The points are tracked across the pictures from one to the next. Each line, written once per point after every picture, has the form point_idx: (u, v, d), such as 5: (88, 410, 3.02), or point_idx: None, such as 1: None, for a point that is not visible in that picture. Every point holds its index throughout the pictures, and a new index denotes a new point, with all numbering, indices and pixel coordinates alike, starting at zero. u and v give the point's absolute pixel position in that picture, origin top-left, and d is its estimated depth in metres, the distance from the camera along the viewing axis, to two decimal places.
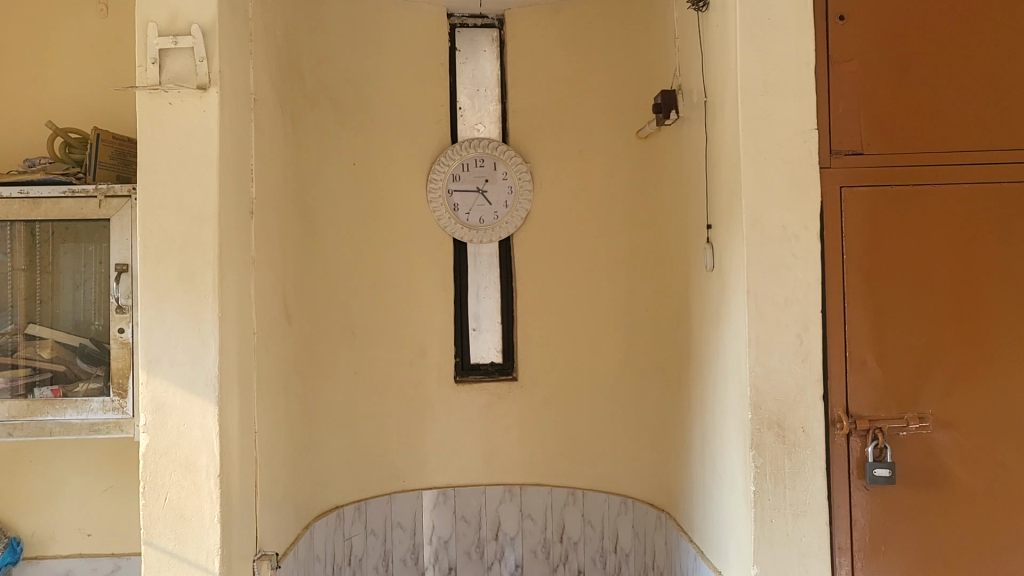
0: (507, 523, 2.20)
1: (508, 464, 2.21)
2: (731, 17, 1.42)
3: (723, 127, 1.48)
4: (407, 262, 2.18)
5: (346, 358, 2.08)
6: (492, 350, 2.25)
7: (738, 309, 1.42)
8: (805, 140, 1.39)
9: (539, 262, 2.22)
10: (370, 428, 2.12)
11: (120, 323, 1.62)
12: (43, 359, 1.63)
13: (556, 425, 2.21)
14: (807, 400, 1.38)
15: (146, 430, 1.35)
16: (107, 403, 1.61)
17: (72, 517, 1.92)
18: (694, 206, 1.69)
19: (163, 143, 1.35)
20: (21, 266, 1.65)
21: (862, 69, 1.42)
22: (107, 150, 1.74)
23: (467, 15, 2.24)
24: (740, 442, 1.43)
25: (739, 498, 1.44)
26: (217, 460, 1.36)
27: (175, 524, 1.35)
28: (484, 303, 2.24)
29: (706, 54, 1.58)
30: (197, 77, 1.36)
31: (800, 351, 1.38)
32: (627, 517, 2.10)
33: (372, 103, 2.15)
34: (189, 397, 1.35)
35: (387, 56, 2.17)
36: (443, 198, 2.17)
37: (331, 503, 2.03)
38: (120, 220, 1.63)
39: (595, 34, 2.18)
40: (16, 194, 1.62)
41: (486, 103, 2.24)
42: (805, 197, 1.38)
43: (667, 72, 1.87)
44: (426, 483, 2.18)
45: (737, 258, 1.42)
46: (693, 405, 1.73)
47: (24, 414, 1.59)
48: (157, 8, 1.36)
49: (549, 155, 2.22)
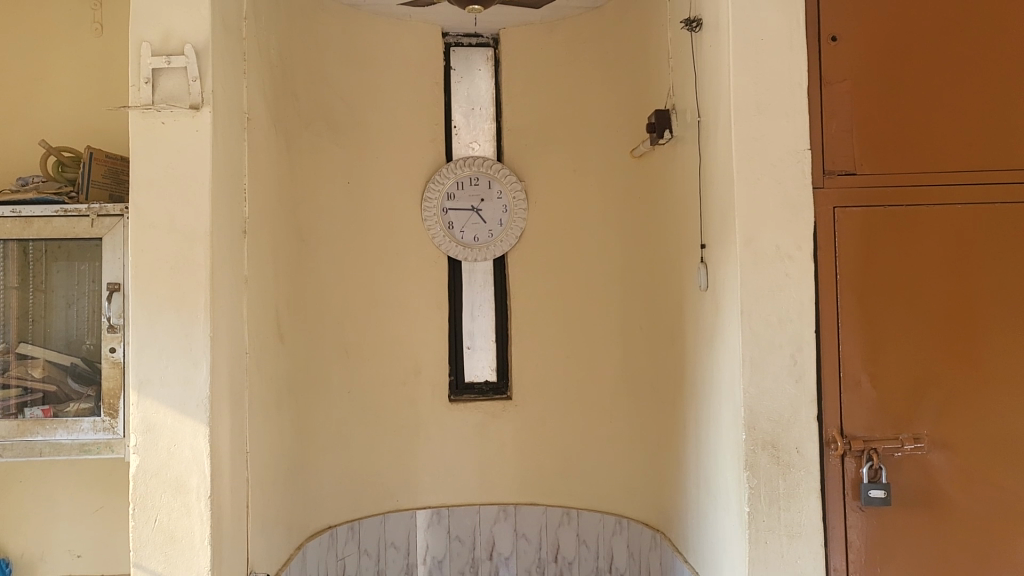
0: (501, 542, 2.19)
1: (502, 483, 2.20)
2: (723, 38, 1.42)
3: (716, 147, 1.48)
4: (402, 281, 2.17)
5: (339, 377, 2.07)
6: (487, 369, 2.25)
7: (731, 328, 1.42)
8: (798, 160, 1.39)
9: (533, 281, 2.21)
10: (363, 448, 2.11)
11: (111, 343, 1.59)
12: (34, 379, 1.63)
13: (550, 444, 2.20)
14: (801, 420, 1.37)
15: (137, 451, 1.34)
16: (97, 424, 1.57)
17: (62, 538, 1.90)
18: (687, 225, 1.70)
19: (155, 162, 1.35)
20: (13, 284, 1.65)
21: (855, 89, 1.43)
22: (100, 168, 1.72)
23: (462, 34, 2.25)
24: (735, 463, 1.42)
25: (733, 519, 1.44)
26: (207, 481, 1.35)
27: (165, 546, 1.34)
28: (478, 321, 2.25)
29: (700, 75, 1.58)
30: (190, 97, 1.36)
31: (794, 372, 1.37)
32: (621, 537, 2.09)
33: (366, 122, 2.16)
34: (181, 417, 1.34)
35: (382, 75, 2.17)
36: (438, 216, 2.17)
37: (324, 523, 2.01)
38: (112, 239, 1.62)
39: (589, 54, 2.19)
40: (9, 213, 1.61)
41: (481, 122, 2.26)
42: (799, 216, 1.38)
43: (660, 91, 1.88)
44: (420, 502, 2.17)
45: (731, 278, 1.41)
46: (687, 423, 1.73)
47: (13, 435, 1.58)
48: (149, 27, 1.36)
49: (543, 174, 2.22)
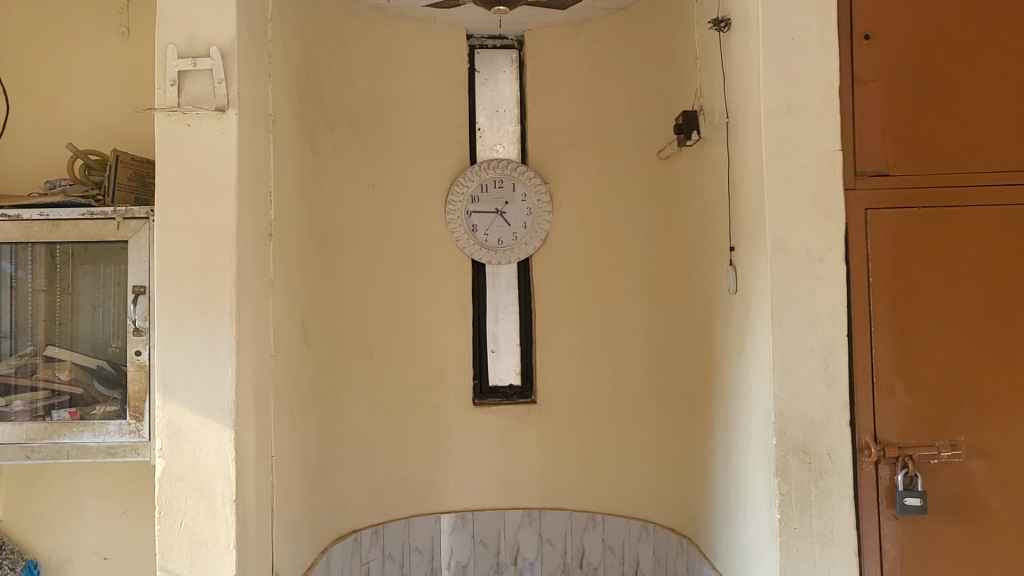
0: (526, 547, 2.17)
1: (527, 488, 2.18)
2: (753, 37, 1.40)
3: (746, 149, 1.46)
4: (426, 284, 2.17)
5: (363, 380, 2.06)
6: (511, 373, 2.23)
7: (761, 332, 1.39)
8: (829, 161, 1.36)
9: (558, 284, 2.20)
10: (388, 451, 2.10)
11: (137, 346, 1.60)
12: (62, 381, 1.63)
13: (576, 449, 2.18)
14: (833, 426, 1.35)
15: (162, 455, 1.34)
16: (123, 427, 1.58)
17: (88, 540, 1.90)
18: (716, 227, 1.67)
19: (181, 165, 1.35)
20: (41, 286, 1.66)
21: (888, 88, 1.40)
22: (126, 171, 1.72)
23: (486, 36, 2.24)
24: (765, 468, 1.40)
25: (763, 526, 1.41)
26: (232, 485, 1.34)
27: (191, 550, 1.34)
28: (503, 325, 2.24)
29: (729, 75, 1.56)
30: (216, 99, 1.35)
31: (825, 376, 1.35)
32: (648, 543, 2.07)
33: (390, 124, 2.15)
34: (206, 421, 1.33)
35: (406, 78, 2.17)
36: (462, 219, 2.16)
37: (349, 526, 2.01)
38: (138, 241, 1.61)
39: (615, 55, 2.18)
40: (37, 216, 1.61)
41: (505, 124, 2.25)
42: (830, 218, 1.36)
43: (687, 92, 1.86)
44: (444, 506, 2.16)
45: (760, 282, 1.39)
46: (715, 427, 1.71)
47: (41, 437, 1.58)
48: (174, 29, 1.36)
49: (568, 177, 2.21)
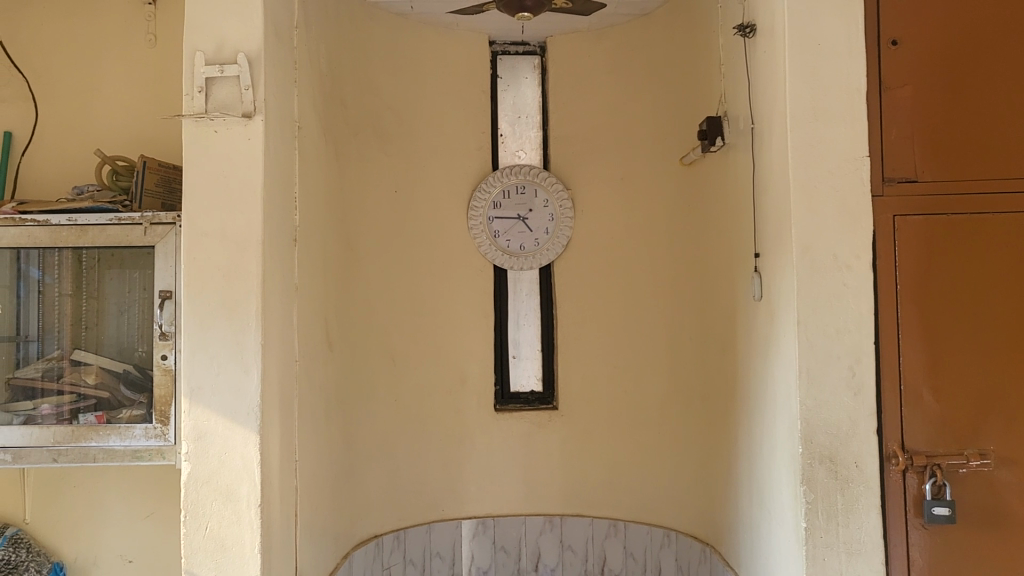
0: (547, 554, 2.16)
1: (549, 494, 2.18)
2: (778, 43, 1.39)
3: (771, 155, 1.45)
4: (448, 290, 2.17)
5: (385, 386, 2.07)
6: (532, 379, 2.23)
7: (786, 339, 1.39)
8: (856, 167, 1.36)
9: (581, 290, 2.20)
10: (410, 456, 2.11)
11: (163, 350, 1.61)
12: (88, 385, 1.65)
13: (598, 455, 2.17)
14: (860, 434, 1.33)
15: (188, 458, 1.35)
16: (149, 431, 1.60)
17: (114, 543, 1.91)
18: (741, 232, 1.66)
19: (208, 170, 1.36)
20: (67, 291, 1.68)
21: (916, 93, 1.39)
22: (153, 177, 1.73)
23: (509, 42, 2.25)
24: (790, 476, 1.39)
25: (788, 533, 1.40)
26: (257, 489, 1.35)
27: (216, 553, 1.35)
28: (524, 330, 2.24)
29: (754, 81, 1.55)
30: (243, 105, 1.37)
31: (852, 384, 1.33)
32: (670, 550, 2.06)
33: (414, 131, 2.16)
34: (231, 424, 1.34)
35: (428, 84, 2.17)
36: (484, 224, 2.16)
37: (370, 531, 2.01)
38: (165, 247, 1.62)
39: (637, 61, 2.18)
40: (65, 221, 1.63)
41: (527, 130, 2.25)
42: (856, 224, 1.35)
43: (712, 98, 1.85)
44: (465, 512, 2.16)
45: (786, 289, 1.38)
46: (740, 434, 1.70)
47: (68, 440, 1.59)
48: (203, 38, 1.37)
49: (590, 183, 2.20)
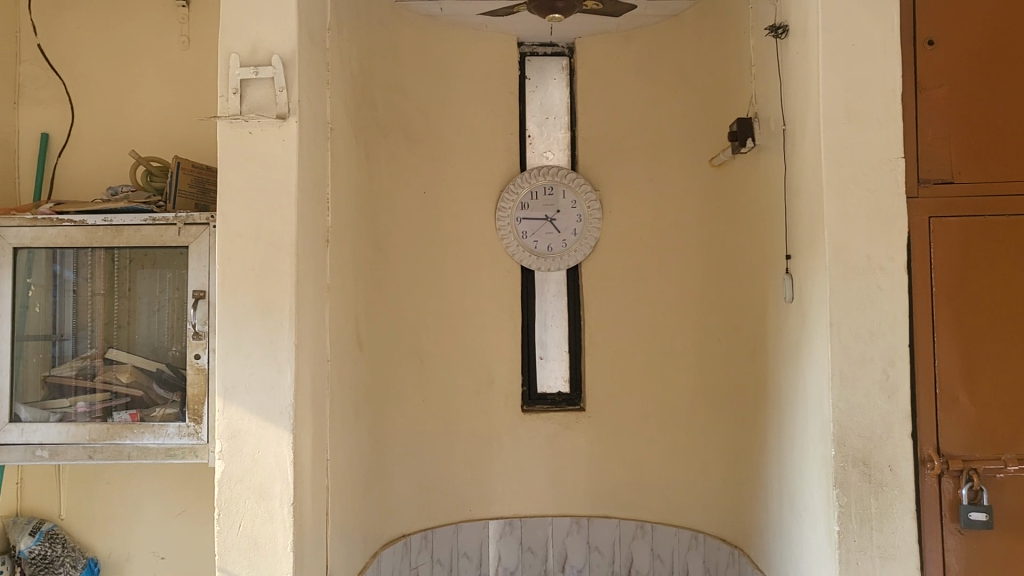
0: (574, 555, 2.16)
1: (576, 496, 2.17)
2: (812, 44, 1.39)
3: (804, 156, 1.44)
4: (476, 290, 2.17)
5: (413, 386, 2.08)
6: (559, 380, 2.24)
7: (819, 341, 1.38)
8: (892, 168, 1.34)
9: (609, 291, 2.19)
10: (438, 456, 2.11)
11: (196, 349, 1.63)
12: (121, 384, 1.66)
13: (625, 457, 2.17)
14: (894, 437, 1.32)
15: (222, 457, 1.36)
16: (182, 429, 1.62)
17: (146, 540, 1.93)
18: (772, 234, 1.66)
19: (242, 171, 1.37)
20: (100, 290, 1.70)
21: (953, 94, 1.38)
22: (187, 177, 1.74)
23: (537, 43, 2.25)
24: (823, 479, 1.38)
25: (821, 537, 1.39)
26: (290, 487, 1.36)
27: (249, 551, 1.36)
28: (551, 331, 2.24)
29: (786, 83, 1.54)
30: (277, 107, 1.37)
31: (886, 386, 1.32)
32: (698, 553, 2.05)
33: (442, 132, 2.16)
34: (265, 423, 1.35)
35: (457, 85, 2.18)
36: (512, 226, 2.16)
37: (399, 531, 2.02)
38: (198, 247, 1.64)
39: (666, 62, 2.17)
40: (101, 222, 1.64)
41: (555, 131, 2.26)
42: (891, 226, 1.34)
43: (743, 99, 1.84)
44: (493, 513, 2.16)
45: (819, 292, 1.37)
46: (770, 436, 1.69)
47: (103, 438, 1.62)
48: (238, 40, 1.38)
49: (618, 184, 2.20)
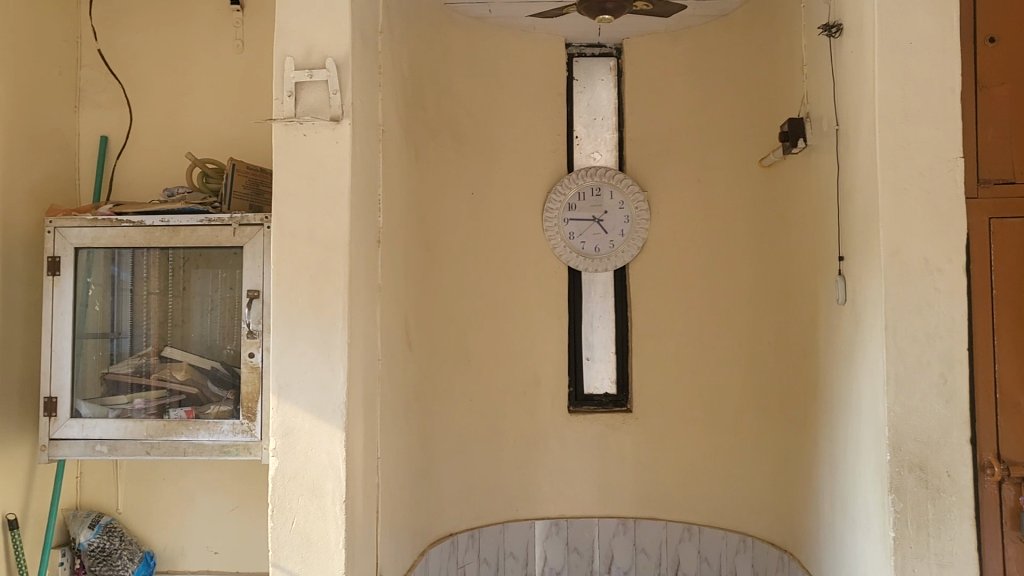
0: (620, 556, 2.14)
1: (622, 497, 2.17)
2: (868, 43, 1.37)
3: (858, 157, 1.42)
4: (523, 290, 2.18)
5: (461, 385, 2.09)
6: (606, 381, 2.23)
7: (874, 345, 1.36)
8: (950, 169, 1.32)
9: (657, 293, 2.18)
10: (484, 456, 2.12)
11: (251, 348, 1.66)
12: (176, 381, 1.71)
13: (672, 459, 2.15)
14: (952, 442, 1.30)
15: (276, 454, 1.39)
16: (237, 426, 1.65)
17: (200, 535, 1.97)
18: (825, 236, 1.63)
19: (296, 172, 1.39)
20: (155, 290, 1.73)
21: (1014, 93, 1.35)
22: (243, 179, 1.77)
23: (585, 44, 2.24)
24: (877, 484, 1.36)
25: (875, 542, 1.37)
26: (342, 485, 1.37)
27: (302, 547, 1.38)
28: (598, 332, 2.24)
29: (840, 82, 1.52)
30: (331, 109, 1.39)
31: (943, 391, 1.30)
32: (746, 556, 2.03)
33: (490, 133, 2.18)
34: (318, 422, 1.37)
35: (505, 86, 2.19)
36: (559, 227, 2.17)
37: (446, 529, 2.03)
38: (253, 247, 1.67)
39: (716, 61, 2.15)
40: (158, 223, 1.68)
41: (602, 132, 2.25)
42: (949, 228, 1.32)
43: (794, 99, 1.82)
44: (539, 513, 2.16)
45: (874, 295, 1.35)
46: (823, 439, 1.67)
47: (160, 434, 1.66)
48: (293, 43, 1.41)
49: (666, 184, 2.19)
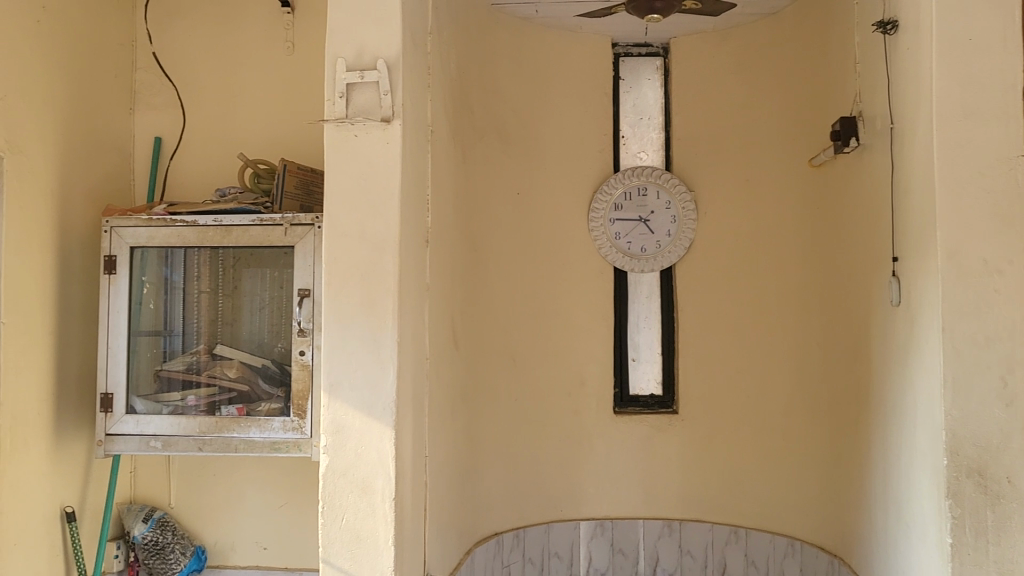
0: (666, 558, 2.13)
1: (668, 499, 2.15)
2: (925, 40, 1.35)
3: (914, 155, 1.40)
4: (569, 291, 2.18)
5: (506, 385, 2.10)
6: (651, 382, 2.21)
7: (929, 347, 1.34)
8: (1010, 168, 1.29)
9: (704, 294, 2.16)
10: (530, 456, 2.13)
11: (302, 346, 1.68)
12: (228, 378, 1.73)
13: (719, 461, 2.13)
14: (1012, 447, 1.27)
15: (327, 451, 1.40)
16: (287, 424, 1.67)
17: (250, 530, 1.99)
18: (878, 236, 1.61)
19: (348, 173, 1.41)
20: (206, 288, 1.76)
21: None
22: (294, 179, 1.79)
23: (631, 44, 2.23)
24: (933, 488, 1.34)
25: (930, 548, 1.35)
26: (391, 483, 1.38)
27: (351, 544, 1.39)
28: (644, 333, 2.22)
29: (895, 79, 1.50)
30: (382, 110, 1.40)
31: (1004, 394, 1.27)
32: (794, 561, 2.00)
33: (537, 133, 2.18)
34: (368, 420, 1.38)
35: (552, 86, 2.19)
36: (604, 227, 2.16)
37: (491, 529, 2.04)
38: (304, 246, 1.69)
39: (766, 60, 2.13)
40: (211, 222, 1.71)
41: (649, 131, 2.24)
42: (1009, 228, 1.29)
43: (846, 97, 1.80)
44: (584, 513, 2.15)
45: (930, 296, 1.33)
46: (875, 443, 1.64)
47: (212, 431, 1.68)
48: (345, 45, 1.42)
49: (714, 184, 2.17)
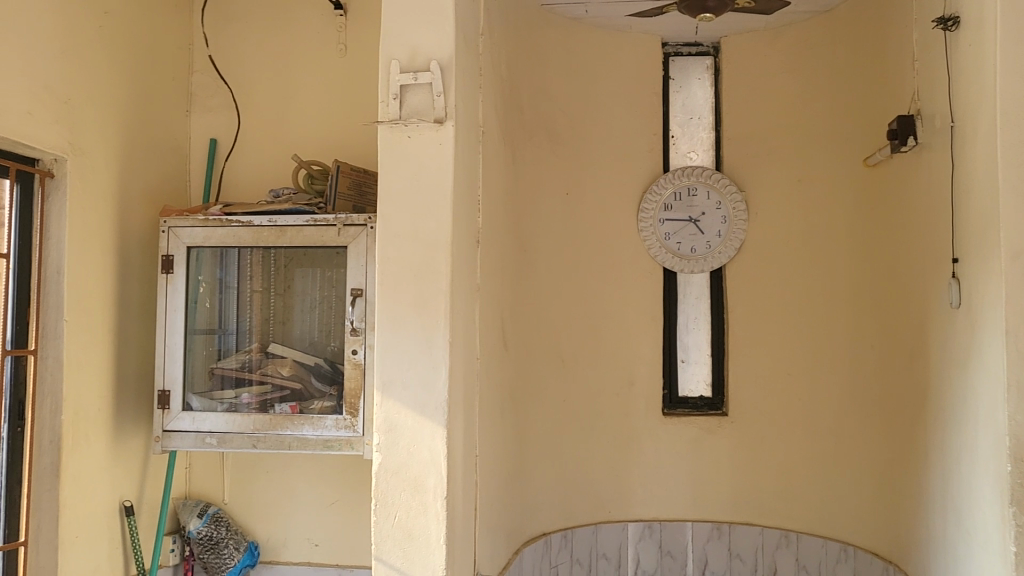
0: (715, 562, 2.10)
1: (718, 501, 2.13)
2: (987, 37, 1.32)
3: (976, 154, 1.37)
4: (618, 291, 2.17)
5: (554, 385, 2.11)
6: (701, 384, 2.19)
7: (992, 350, 1.31)
8: None
9: (755, 294, 2.14)
10: (577, 456, 2.13)
11: (353, 345, 1.69)
12: (282, 376, 1.76)
13: (770, 464, 2.11)
14: None
15: (379, 449, 1.41)
16: (340, 421, 1.69)
17: (301, 527, 2.02)
18: (936, 237, 1.58)
19: (401, 174, 1.42)
20: (258, 288, 1.79)
21: None
22: (347, 180, 1.80)
23: (681, 43, 2.21)
24: (995, 495, 1.31)
25: (992, 555, 1.32)
26: (443, 481, 1.39)
27: (403, 542, 1.40)
28: (693, 334, 2.20)
29: (955, 77, 1.47)
30: (435, 111, 1.41)
31: None
32: (847, 566, 1.98)
33: (586, 133, 2.17)
34: (420, 418, 1.39)
35: (601, 86, 2.18)
36: (654, 227, 2.14)
37: (539, 529, 2.04)
38: (356, 247, 1.71)
39: (819, 58, 2.10)
40: (266, 223, 1.73)
41: (699, 131, 2.21)
42: None
43: (904, 95, 1.77)
44: (631, 515, 2.14)
45: (993, 299, 1.31)
46: (933, 447, 1.61)
47: (266, 428, 1.71)
48: (398, 47, 1.43)
49: (766, 184, 2.14)
